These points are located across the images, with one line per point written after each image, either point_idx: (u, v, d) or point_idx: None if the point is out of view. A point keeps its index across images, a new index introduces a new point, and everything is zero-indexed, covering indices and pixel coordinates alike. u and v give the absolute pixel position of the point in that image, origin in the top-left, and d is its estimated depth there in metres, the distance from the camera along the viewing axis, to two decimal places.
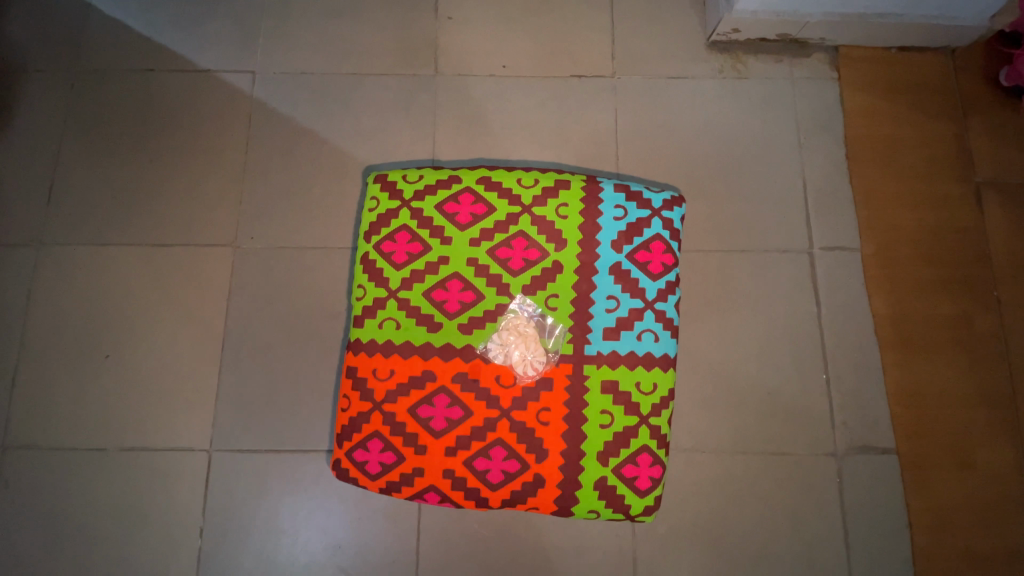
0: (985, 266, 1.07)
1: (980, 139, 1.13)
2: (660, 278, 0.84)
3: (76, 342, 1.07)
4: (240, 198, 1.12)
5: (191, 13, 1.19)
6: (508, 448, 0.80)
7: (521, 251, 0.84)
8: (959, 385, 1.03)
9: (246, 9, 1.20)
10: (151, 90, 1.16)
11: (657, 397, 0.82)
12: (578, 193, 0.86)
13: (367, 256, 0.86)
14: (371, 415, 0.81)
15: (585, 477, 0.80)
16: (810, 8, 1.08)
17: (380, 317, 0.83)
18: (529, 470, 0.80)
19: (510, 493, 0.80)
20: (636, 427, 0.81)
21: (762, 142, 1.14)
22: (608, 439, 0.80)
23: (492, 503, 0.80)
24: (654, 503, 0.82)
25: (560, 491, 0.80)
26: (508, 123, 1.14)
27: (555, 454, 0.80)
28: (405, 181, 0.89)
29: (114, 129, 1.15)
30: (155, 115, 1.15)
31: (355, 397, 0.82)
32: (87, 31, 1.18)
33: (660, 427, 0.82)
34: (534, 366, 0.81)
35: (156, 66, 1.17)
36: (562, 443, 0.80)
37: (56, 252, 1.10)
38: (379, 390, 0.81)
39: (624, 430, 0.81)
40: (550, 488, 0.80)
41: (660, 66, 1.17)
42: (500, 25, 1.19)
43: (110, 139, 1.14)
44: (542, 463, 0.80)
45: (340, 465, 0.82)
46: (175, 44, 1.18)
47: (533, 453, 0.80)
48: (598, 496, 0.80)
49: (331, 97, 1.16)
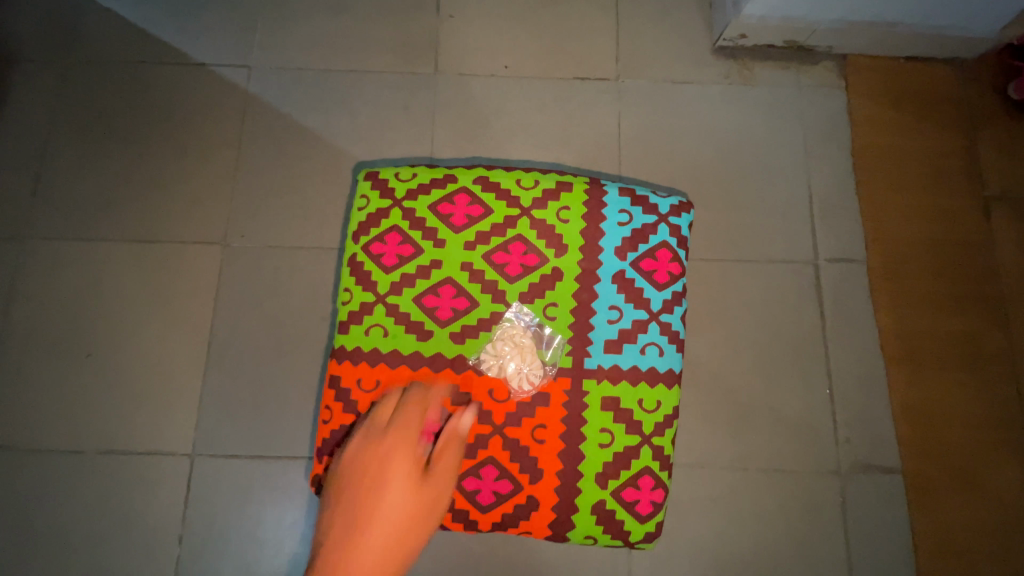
0: (992, 282, 1.05)
1: (989, 152, 1.10)
2: (666, 288, 0.82)
3: (57, 340, 1.03)
4: (232, 194, 1.09)
5: (188, 5, 1.17)
6: (501, 467, 0.76)
7: (518, 256, 0.81)
8: (964, 403, 1.00)
9: (245, 2, 1.17)
10: (144, 82, 1.13)
11: (661, 416, 0.79)
12: (580, 197, 0.83)
13: (356, 257, 0.83)
14: (355, 428, 0.78)
15: (582, 500, 0.77)
16: (821, 15, 1.06)
17: (368, 323, 0.80)
18: (522, 491, 0.76)
19: (502, 515, 0.77)
20: (638, 447, 0.78)
21: (768, 150, 1.11)
22: (608, 458, 0.77)
23: (482, 525, 0.77)
24: (655, 529, 0.78)
25: (556, 514, 0.76)
26: (509, 124, 1.11)
27: (551, 475, 0.77)
28: (398, 179, 0.86)
29: (104, 121, 1.12)
30: (146, 106, 1.12)
31: (338, 408, 0.79)
32: (82, 20, 1.15)
33: (663, 447, 0.79)
34: (530, 378, 0.78)
35: (150, 58, 1.14)
36: (559, 463, 0.77)
37: (39, 247, 1.06)
38: (365, 402, 0.78)
39: (625, 450, 0.78)
40: (545, 511, 0.76)
41: (666, 70, 1.14)
42: (505, 24, 1.16)
43: (100, 131, 1.11)
44: (537, 484, 0.76)
45: (321, 481, 0.79)
46: (170, 36, 1.16)
47: (528, 473, 0.76)
48: (597, 520, 0.77)
49: (328, 93, 1.13)
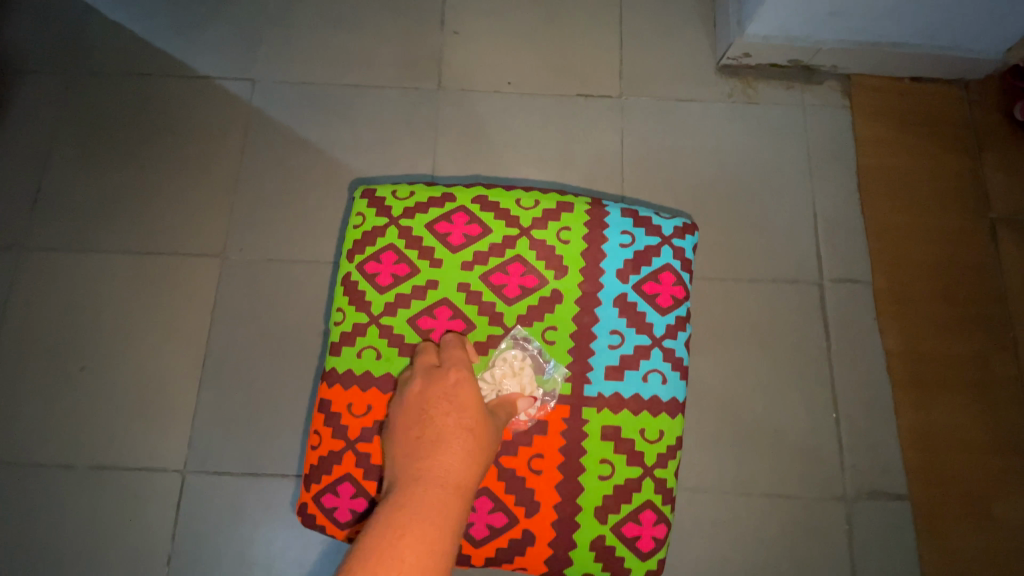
0: (1000, 305, 1.03)
1: (995, 173, 1.09)
2: (669, 312, 0.80)
3: (51, 352, 1.02)
4: (232, 206, 1.08)
5: (194, 19, 1.17)
6: (495, 499, 0.74)
7: (517, 277, 0.80)
8: (975, 429, 0.98)
9: (250, 16, 1.18)
10: (148, 94, 1.13)
11: (664, 447, 0.77)
12: (581, 217, 0.82)
13: (349, 276, 0.82)
14: (344, 455, 0.76)
15: (581, 535, 0.74)
16: (826, 36, 1.06)
17: (360, 345, 0.79)
18: (518, 525, 0.74)
19: (496, 551, 0.74)
20: (640, 479, 0.76)
21: (774, 168, 1.10)
22: (609, 491, 0.75)
23: (474, 560, 0.75)
24: (657, 567, 0.76)
25: (553, 550, 0.74)
26: (510, 140, 1.11)
27: (548, 508, 0.75)
28: (395, 197, 0.85)
29: (107, 132, 1.12)
30: (150, 118, 1.12)
31: (327, 434, 0.77)
32: (89, 32, 1.16)
33: (666, 479, 0.77)
34: (533, 407, 0.76)
35: (155, 70, 1.15)
36: (557, 496, 0.75)
37: (36, 257, 1.05)
38: (354, 427, 0.76)
39: (626, 482, 0.76)
40: (541, 546, 0.74)
41: (669, 88, 1.14)
42: (508, 41, 1.17)
43: (103, 141, 1.11)
44: (533, 518, 0.74)
45: (308, 511, 0.77)
46: (175, 49, 1.16)
47: (524, 506, 0.74)
48: (596, 557, 0.75)
49: (331, 107, 1.13)
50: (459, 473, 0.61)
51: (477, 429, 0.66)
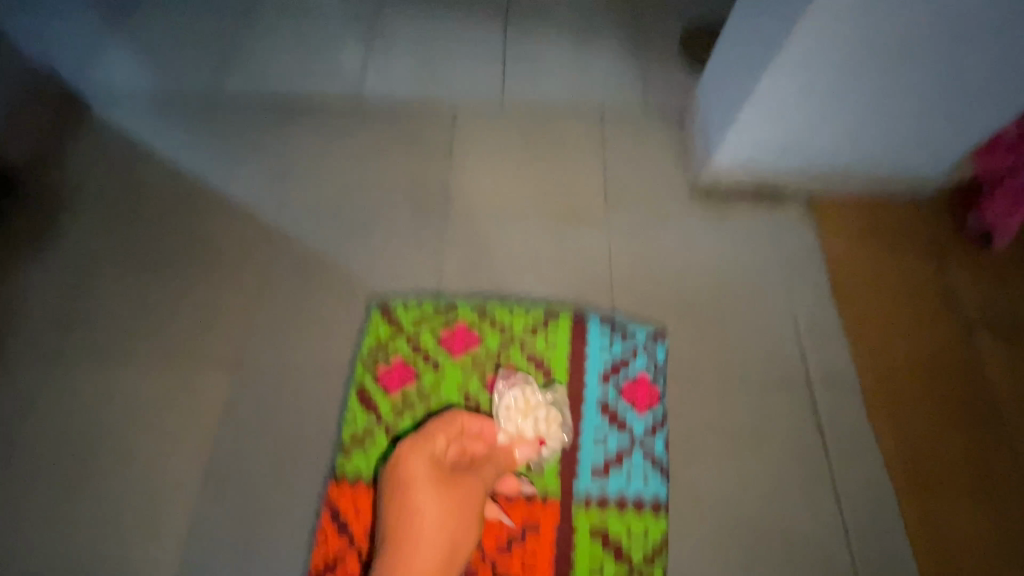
0: (984, 406, 1.07)
1: (958, 281, 1.19)
2: (642, 420, 1.04)
3: (57, 466, 1.03)
4: (252, 321, 1.15)
5: (232, 153, 1.33)
6: None
7: (506, 377, 1.08)
8: (982, 533, 0.97)
9: (283, 150, 1.34)
10: (185, 219, 1.24)
11: (642, 542, 0.95)
12: (566, 331, 1.11)
13: (367, 385, 1.08)
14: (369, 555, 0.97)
15: None
16: (790, 160, 1.21)
17: (377, 441, 1.04)
18: None
19: None
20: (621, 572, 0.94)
21: (748, 269, 1.20)
22: None
23: None
24: None
25: None
26: (510, 259, 1.21)
27: None
28: (404, 312, 1.14)
29: (142, 253, 1.21)
30: (176, 228, 1.24)
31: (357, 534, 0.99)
32: (142, 170, 1.29)
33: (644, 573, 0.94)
34: (546, 437, 1.01)
35: (194, 198, 1.27)
36: None
37: (58, 372, 1.10)
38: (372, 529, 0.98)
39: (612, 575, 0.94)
40: None
41: (652, 208, 1.27)
42: (508, 170, 1.32)
43: (137, 263, 1.20)
44: None
45: None
46: (214, 178, 1.30)
47: None
48: None
49: (349, 229, 1.25)
50: (438, 538, 0.84)
51: (450, 498, 0.88)
